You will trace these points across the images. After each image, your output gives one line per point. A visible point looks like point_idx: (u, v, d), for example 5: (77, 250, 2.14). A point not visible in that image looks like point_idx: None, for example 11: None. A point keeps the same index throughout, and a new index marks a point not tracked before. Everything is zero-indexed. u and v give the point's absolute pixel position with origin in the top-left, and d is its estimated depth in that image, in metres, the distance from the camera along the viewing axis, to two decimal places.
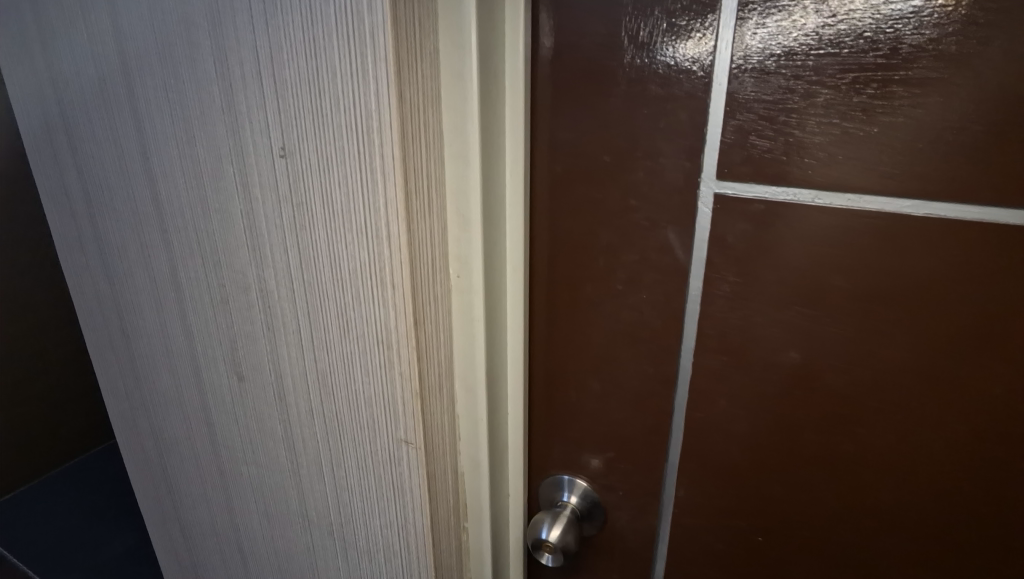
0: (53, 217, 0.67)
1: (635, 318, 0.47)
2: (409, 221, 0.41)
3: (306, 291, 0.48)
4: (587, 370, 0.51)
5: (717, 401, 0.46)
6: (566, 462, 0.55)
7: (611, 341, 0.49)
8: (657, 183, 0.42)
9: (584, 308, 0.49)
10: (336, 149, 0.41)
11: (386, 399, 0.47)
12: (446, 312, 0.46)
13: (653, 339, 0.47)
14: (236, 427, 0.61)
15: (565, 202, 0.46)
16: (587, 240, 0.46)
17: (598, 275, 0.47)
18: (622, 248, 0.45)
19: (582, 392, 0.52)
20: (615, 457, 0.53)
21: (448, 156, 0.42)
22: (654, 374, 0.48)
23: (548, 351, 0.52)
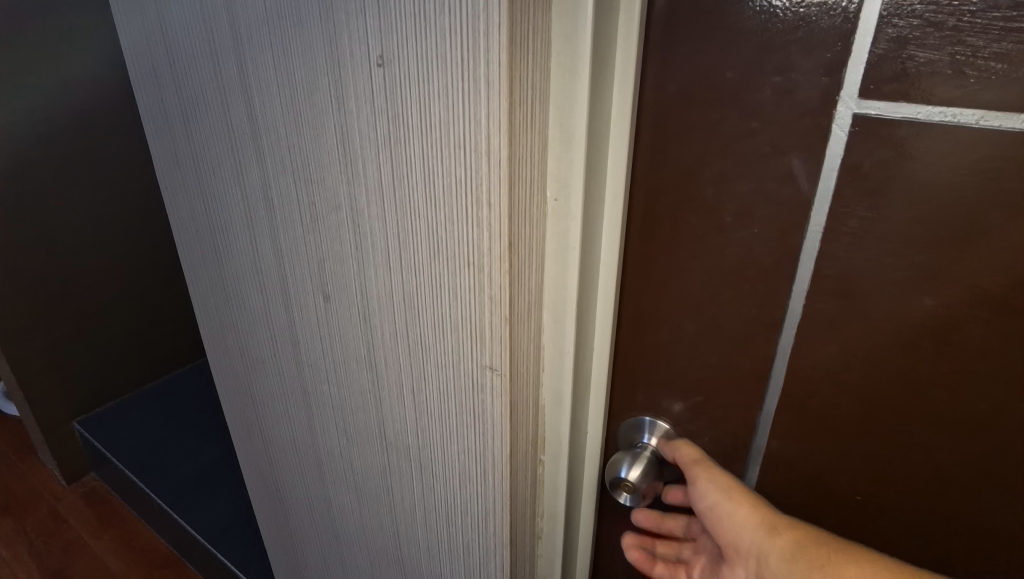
0: (151, 134, 0.69)
1: (743, 254, 0.44)
2: (512, 134, 0.39)
3: (398, 210, 0.47)
4: (681, 308, 0.48)
5: (827, 348, 0.43)
6: (650, 403, 0.54)
7: (712, 278, 0.46)
8: (785, 103, 0.38)
9: (684, 242, 0.46)
10: (437, 57, 0.39)
11: (472, 325, 0.46)
12: (540, 236, 0.44)
13: (760, 277, 0.44)
14: (320, 346, 0.62)
15: (675, 126, 0.43)
16: (696, 168, 0.43)
17: (705, 206, 0.44)
18: (735, 176, 0.42)
19: (674, 332, 0.50)
20: (704, 400, 0.51)
21: (555, 68, 0.39)
22: (757, 315, 0.45)
23: (641, 286, 0.50)
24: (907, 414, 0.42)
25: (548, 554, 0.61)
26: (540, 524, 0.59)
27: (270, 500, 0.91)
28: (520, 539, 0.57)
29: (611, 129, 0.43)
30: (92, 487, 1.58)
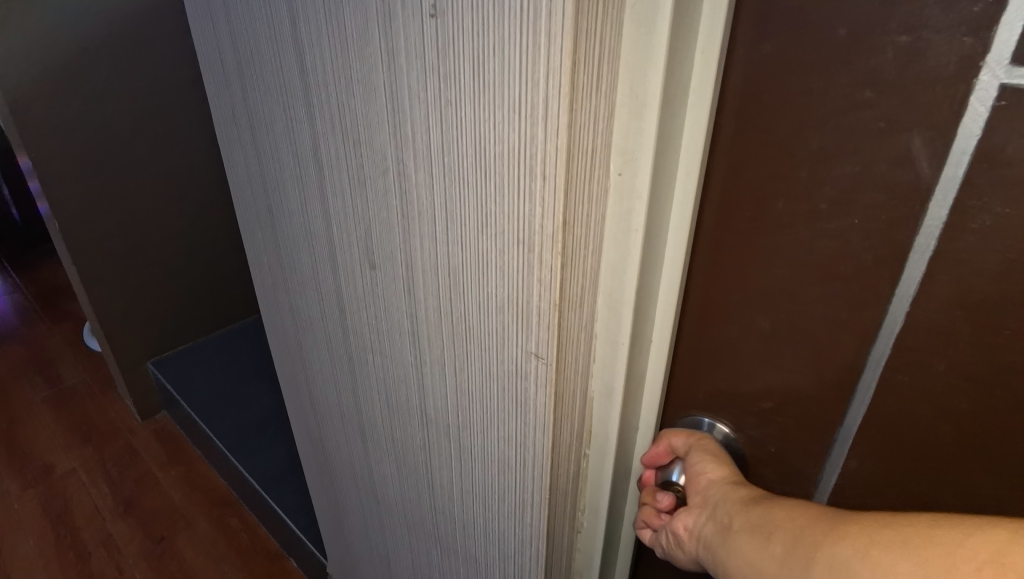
0: (209, 87, 0.67)
1: (837, 249, 0.38)
2: (573, 97, 0.34)
3: (445, 178, 0.43)
4: (756, 303, 0.43)
5: (932, 365, 0.37)
6: (710, 404, 0.49)
7: (796, 274, 0.40)
8: (910, 70, 0.32)
9: (766, 230, 0.40)
10: (494, 7, 0.34)
11: (519, 308, 0.43)
12: (600, 215, 0.40)
13: (856, 276, 0.38)
14: (365, 315, 0.60)
15: (768, 96, 0.37)
16: (789, 144, 0.37)
17: (796, 189, 0.38)
18: (836, 157, 0.36)
19: (745, 329, 0.44)
20: (773, 409, 0.46)
21: (628, 21, 0.34)
22: (847, 320, 0.39)
23: (711, 276, 0.44)
24: (1021, 446, 0.36)
25: (586, 551, 0.58)
26: (580, 518, 0.55)
27: (318, 459, 0.92)
28: (559, 532, 0.54)
29: (690, 95, 0.37)
30: (162, 425, 1.67)
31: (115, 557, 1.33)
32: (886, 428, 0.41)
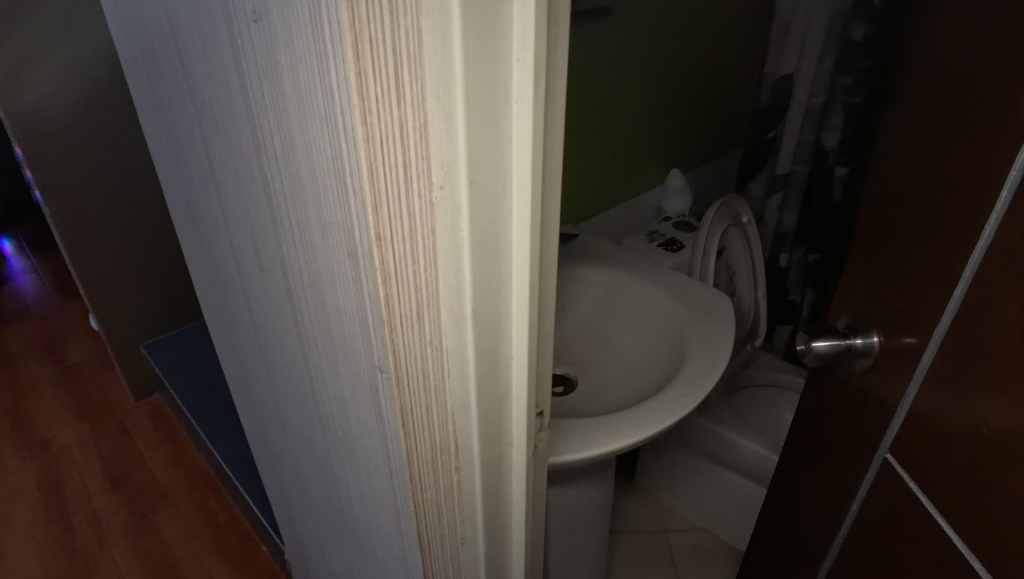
0: (130, 81, 0.67)
1: (969, 171, 0.50)
2: (365, 108, 0.33)
3: (292, 185, 0.43)
4: (911, 187, 0.57)
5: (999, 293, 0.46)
6: (873, 309, 0.63)
7: (945, 191, 0.53)
8: None
9: (934, 154, 0.55)
10: (291, 10, 0.34)
11: (360, 316, 0.42)
12: (428, 229, 0.37)
13: (970, 197, 0.49)
14: (265, 315, 0.61)
15: (968, 46, 0.50)
16: (969, 85, 0.50)
17: (963, 124, 0.51)
18: (988, 98, 0.48)
19: (911, 239, 0.58)
20: (899, 314, 0.58)
21: (425, 25, 0.31)
22: (958, 235, 0.51)
23: (901, 188, 0.59)
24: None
25: (472, 564, 0.56)
26: (465, 532, 0.53)
27: (265, 451, 0.93)
28: (437, 542, 0.53)
29: (514, 103, 0.35)
30: (156, 406, 1.72)
31: (98, 532, 1.38)
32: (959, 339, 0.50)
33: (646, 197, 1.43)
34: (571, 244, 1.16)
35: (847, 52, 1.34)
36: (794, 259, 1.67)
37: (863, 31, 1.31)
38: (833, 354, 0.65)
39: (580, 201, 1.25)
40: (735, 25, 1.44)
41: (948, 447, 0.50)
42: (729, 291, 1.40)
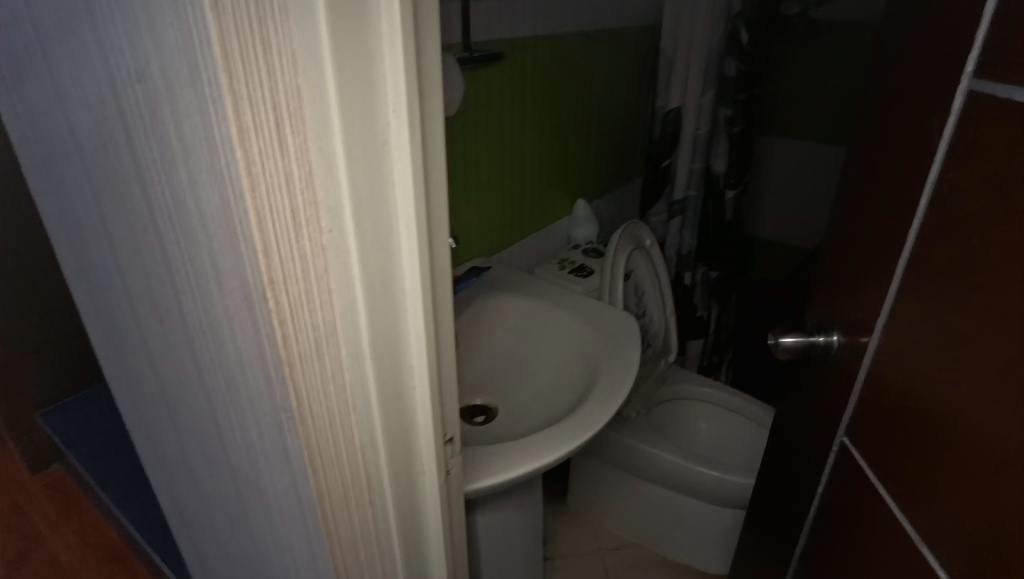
0: (13, 139, 0.65)
1: (896, 167, 0.50)
2: (249, 162, 0.35)
3: (184, 235, 0.44)
4: (850, 177, 0.58)
5: (929, 291, 0.45)
6: (824, 305, 0.63)
7: (877, 188, 0.53)
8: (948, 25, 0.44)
9: (867, 150, 0.55)
10: (175, 73, 0.36)
11: (260, 357, 0.44)
12: (322, 269, 0.39)
13: (897, 195, 0.50)
14: (168, 369, 0.60)
15: (893, 41, 0.51)
16: (894, 80, 0.51)
17: (891, 120, 0.51)
18: (909, 94, 0.49)
19: (850, 236, 0.58)
20: (846, 312, 0.58)
21: (303, 83, 0.33)
22: (890, 234, 0.51)
23: (843, 186, 0.60)
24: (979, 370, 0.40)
25: None
26: (386, 565, 0.54)
27: (177, 512, 0.89)
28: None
29: (392, 150, 0.38)
30: (54, 480, 1.59)
31: None
32: (899, 340, 0.49)
33: (555, 227, 1.49)
34: (487, 274, 1.20)
35: (724, 86, 1.53)
36: (698, 277, 1.80)
37: (735, 66, 1.51)
38: (799, 351, 0.63)
39: (494, 233, 1.29)
40: (625, 65, 1.56)
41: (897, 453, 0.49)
42: (639, 313, 1.47)
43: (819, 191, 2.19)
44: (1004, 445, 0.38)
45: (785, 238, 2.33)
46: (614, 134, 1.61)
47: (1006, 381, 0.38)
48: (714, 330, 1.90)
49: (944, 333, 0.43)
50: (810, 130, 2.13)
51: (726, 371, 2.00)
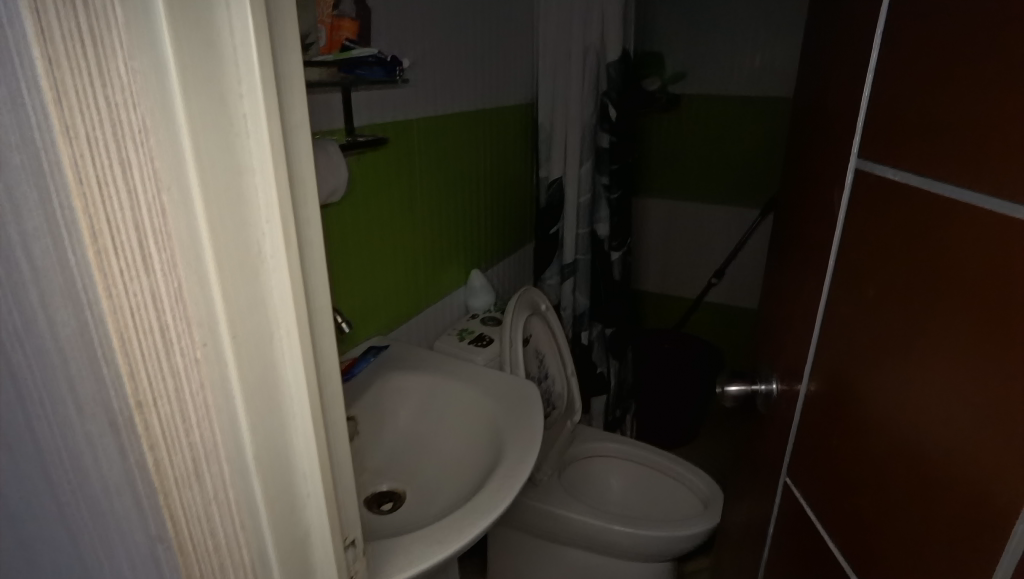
0: None
1: (813, 238, 0.63)
2: (109, 284, 0.34)
3: (37, 358, 0.41)
4: (790, 245, 0.71)
5: (840, 338, 0.57)
6: (774, 351, 0.75)
7: (803, 255, 0.66)
8: (839, 133, 0.58)
9: (799, 224, 0.69)
10: (25, 196, 0.36)
11: (127, 480, 0.41)
12: (197, 384, 0.37)
13: (815, 262, 0.62)
14: (20, 503, 0.53)
15: (811, 141, 0.66)
16: (812, 170, 0.65)
17: (812, 201, 0.65)
18: (819, 183, 0.63)
19: (789, 294, 0.71)
20: (788, 356, 0.70)
21: (167, 201, 0.33)
22: (811, 293, 0.63)
23: (786, 251, 0.73)
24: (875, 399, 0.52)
25: None
26: None
27: None
28: None
29: (268, 259, 0.38)
30: None
31: None
32: (824, 378, 0.60)
33: (453, 297, 1.51)
34: (384, 353, 1.18)
35: (600, 157, 1.67)
36: (595, 335, 1.86)
37: (608, 139, 1.66)
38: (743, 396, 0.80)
39: (392, 307, 1.28)
40: (511, 139, 1.67)
41: (827, 471, 0.60)
42: (541, 374, 1.51)
43: (693, 246, 2.39)
44: (896, 459, 0.49)
45: (669, 289, 2.50)
46: (505, 202, 1.69)
47: (896, 405, 0.49)
48: (614, 385, 1.96)
49: (860, 366, 0.54)
50: (679, 191, 2.34)
51: (629, 421, 2.15)
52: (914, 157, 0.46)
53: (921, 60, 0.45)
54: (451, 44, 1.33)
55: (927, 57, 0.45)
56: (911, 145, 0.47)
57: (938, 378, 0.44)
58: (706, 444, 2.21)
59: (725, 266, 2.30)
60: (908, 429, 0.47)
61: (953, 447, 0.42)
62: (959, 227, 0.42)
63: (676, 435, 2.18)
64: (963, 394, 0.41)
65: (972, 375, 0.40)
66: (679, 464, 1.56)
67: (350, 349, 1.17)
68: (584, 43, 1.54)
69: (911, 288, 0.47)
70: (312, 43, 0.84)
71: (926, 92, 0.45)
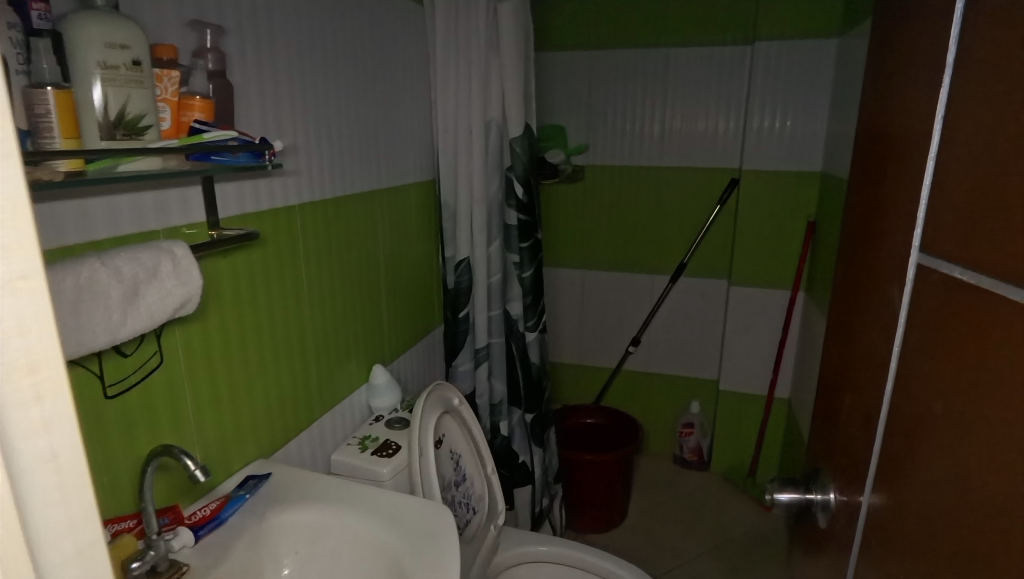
0: None
1: (874, 333, 0.69)
2: None
3: None
4: (850, 340, 0.77)
5: (897, 429, 0.61)
6: (838, 447, 0.78)
7: (865, 353, 0.71)
8: (895, 236, 0.65)
9: (858, 322, 0.75)
10: None
11: None
12: None
13: (876, 357, 0.67)
14: None
15: (870, 244, 0.73)
16: (870, 272, 0.72)
17: (871, 300, 0.71)
18: (877, 284, 0.69)
19: (852, 388, 0.75)
20: (851, 448, 0.73)
21: None
22: (874, 387, 0.68)
23: (847, 347, 0.78)
24: (923, 477, 0.55)
25: None
26: None
27: None
28: None
29: None
30: None
31: None
32: (885, 467, 0.63)
33: (350, 400, 1.32)
34: (268, 483, 0.98)
35: (508, 235, 1.58)
36: (513, 423, 1.72)
37: (516, 216, 1.56)
38: (795, 505, 0.83)
39: (275, 418, 1.09)
40: (410, 213, 1.52)
41: (887, 556, 0.61)
42: (458, 477, 1.35)
43: (607, 313, 2.34)
44: (942, 529, 0.51)
45: (586, 359, 2.42)
46: (412, 285, 1.56)
47: (941, 479, 0.52)
48: (539, 476, 1.79)
49: (916, 450, 0.57)
50: (590, 258, 2.30)
51: (556, 510, 1.95)
52: (955, 251, 0.52)
53: (965, 168, 0.51)
54: (347, 122, 1.24)
55: (965, 165, 0.51)
56: (952, 244, 0.53)
57: (1011, 480, 0.43)
58: (647, 524, 2.10)
59: (639, 333, 2.27)
60: (958, 501, 0.49)
61: (988, 507, 0.46)
62: (998, 317, 0.46)
63: (606, 518, 2.04)
64: (1001, 463, 0.44)
65: (1006, 445, 0.44)
66: (623, 569, 1.40)
67: (197, 500, 0.92)
68: (483, 118, 1.47)
69: (964, 375, 0.50)
70: (150, 124, 0.68)
71: (969, 197, 0.50)
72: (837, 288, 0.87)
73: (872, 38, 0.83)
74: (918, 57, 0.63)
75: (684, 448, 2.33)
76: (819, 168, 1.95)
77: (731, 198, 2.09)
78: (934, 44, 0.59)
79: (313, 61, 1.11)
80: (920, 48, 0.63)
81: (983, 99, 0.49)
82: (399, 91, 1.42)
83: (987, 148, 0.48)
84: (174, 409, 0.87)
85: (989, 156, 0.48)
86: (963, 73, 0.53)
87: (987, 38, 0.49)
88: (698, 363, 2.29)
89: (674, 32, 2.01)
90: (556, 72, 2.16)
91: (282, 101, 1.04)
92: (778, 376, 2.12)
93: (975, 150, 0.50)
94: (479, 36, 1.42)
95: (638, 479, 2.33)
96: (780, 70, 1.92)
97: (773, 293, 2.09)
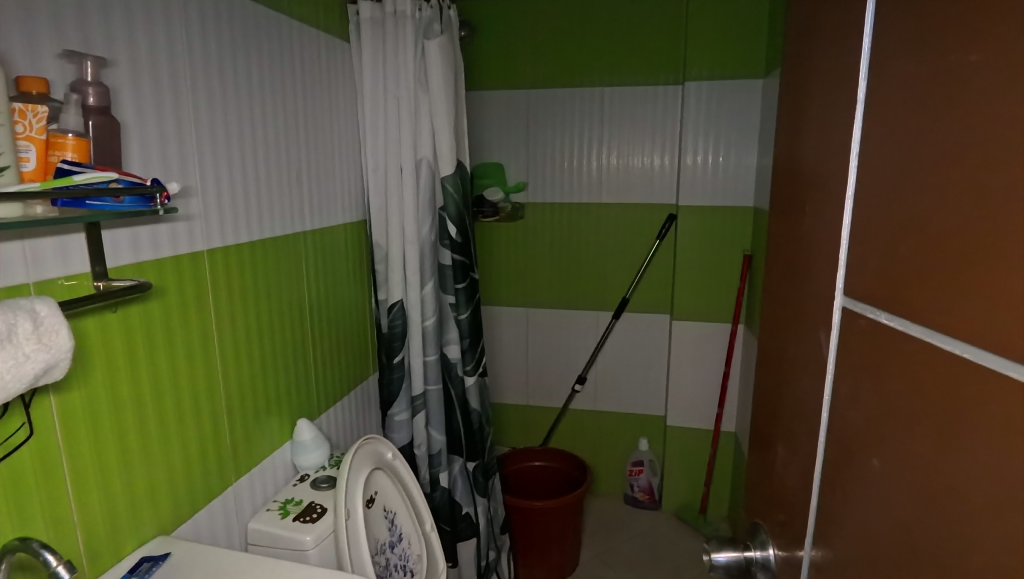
0: None
1: (805, 381, 0.65)
2: None
3: None
4: (780, 386, 0.74)
5: (834, 484, 0.57)
6: (775, 502, 0.74)
7: (799, 402, 0.68)
8: (819, 280, 0.62)
9: (788, 368, 0.72)
10: None
11: None
12: None
13: (808, 406, 0.64)
14: None
15: (795, 289, 0.70)
16: (797, 319, 0.69)
17: (800, 346, 0.68)
18: (805, 330, 0.66)
19: (786, 437, 0.72)
20: (789, 501, 0.69)
21: None
22: (808, 439, 0.64)
23: (778, 394, 0.75)
24: (865, 536, 0.51)
25: None
26: None
27: None
28: None
29: None
30: None
31: None
32: (825, 525, 0.59)
33: (271, 459, 1.21)
34: (167, 564, 0.87)
35: (444, 275, 1.52)
36: (455, 472, 1.63)
37: (451, 255, 1.52)
38: (734, 566, 0.78)
39: (181, 485, 0.97)
40: (340, 256, 1.45)
41: None
42: (393, 538, 1.26)
43: (551, 352, 2.29)
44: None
45: (532, 401, 2.35)
46: (342, 331, 1.47)
47: (885, 533, 0.48)
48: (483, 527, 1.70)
49: (857, 503, 0.53)
50: (532, 297, 2.26)
51: (505, 562, 1.88)
52: (881, 298, 0.49)
53: (886, 211, 0.49)
54: (265, 162, 1.16)
55: (884, 208, 0.49)
56: (878, 291, 0.50)
57: (963, 544, 0.39)
58: (599, 569, 2.02)
59: (585, 371, 2.23)
60: (905, 563, 0.45)
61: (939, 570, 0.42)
62: (934, 369, 0.43)
63: (557, 567, 1.94)
64: (951, 526, 0.40)
65: (954, 506, 0.40)
66: None
67: None
68: (414, 157, 1.43)
69: (901, 426, 0.47)
70: (6, 165, 0.60)
71: (893, 240, 0.48)
72: (766, 331, 0.84)
73: (786, 78, 0.83)
74: (832, 96, 0.62)
75: (635, 488, 2.28)
76: (751, 203, 1.99)
77: (670, 234, 2.11)
78: (843, 83, 0.58)
79: (225, 98, 1.04)
80: (831, 88, 0.62)
81: (897, 137, 0.47)
82: (324, 130, 1.35)
83: (905, 189, 0.46)
84: (50, 484, 0.76)
85: (909, 198, 0.45)
86: (875, 112, 0.51)
87: (900, 73, 0.47)
88: (645, 400, 2.26)
89: (609, 71, 2.04)
90: (492, 111, 2.15)
91: (187, 141, 0.96)
92: (724, 411, 2.11)
93: (894, 191, 0.47)
94: (408, 72, 1.39)
95: (589, 522, 2.25)
96: (712, 108, 1.96)
97: (714, 326, 2.10)
